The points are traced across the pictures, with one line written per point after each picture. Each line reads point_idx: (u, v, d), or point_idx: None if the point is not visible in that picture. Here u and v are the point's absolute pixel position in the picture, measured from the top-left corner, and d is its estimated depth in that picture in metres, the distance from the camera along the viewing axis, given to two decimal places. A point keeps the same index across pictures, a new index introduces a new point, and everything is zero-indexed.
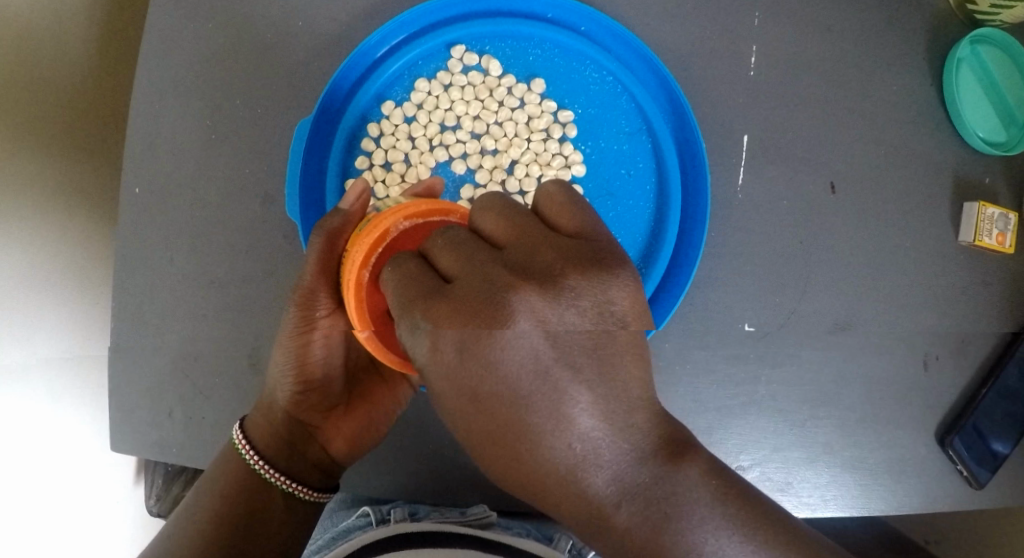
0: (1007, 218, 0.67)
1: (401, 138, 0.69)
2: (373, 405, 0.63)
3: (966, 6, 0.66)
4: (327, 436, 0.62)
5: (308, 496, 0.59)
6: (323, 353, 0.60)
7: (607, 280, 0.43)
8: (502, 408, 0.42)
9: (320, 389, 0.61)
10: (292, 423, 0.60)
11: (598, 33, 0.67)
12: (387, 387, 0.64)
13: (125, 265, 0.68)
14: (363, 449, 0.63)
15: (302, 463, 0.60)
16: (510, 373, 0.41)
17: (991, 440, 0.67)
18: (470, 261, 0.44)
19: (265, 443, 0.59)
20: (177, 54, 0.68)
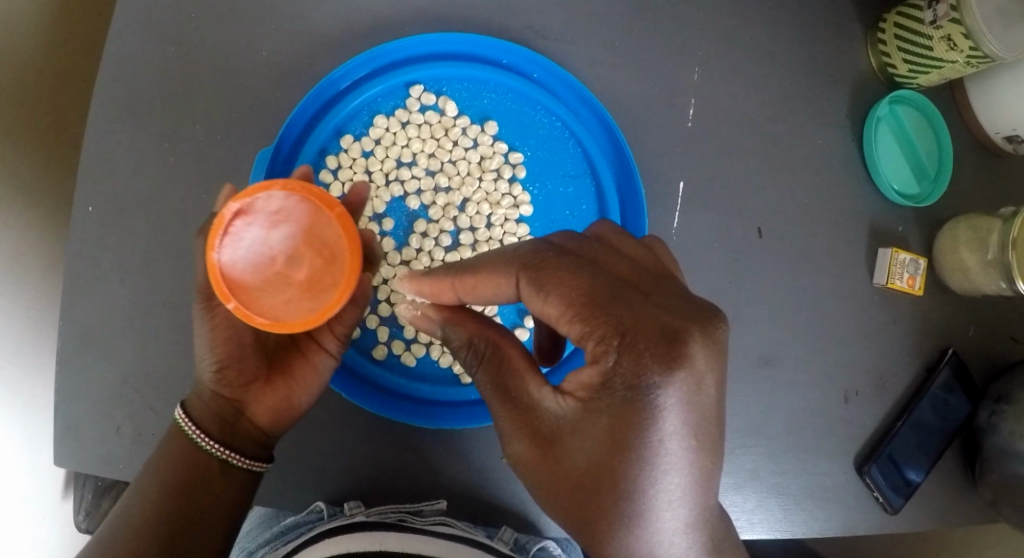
0: (917, 263, 0.73)
1: (358, 171, 0.69)
2: (293, 378, 0.62)
3: (887, 69, 0.73)
4: (252, 408, 0.61)
5: (240, 463, 0.59)
6: (234, 327, 0.59)
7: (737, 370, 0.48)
8: (652, 448, 0.42)
9: (235, 361, 0.59)
10: (221, 397, 0.60)
11: (551, 82, 0.69)
12: (305, 359, 0.63)
13: (70, 285, 0.68)
14: (288, 419, 0.62)
15: (233, 434, 0.60)
16: (686, 416, 0.42)
17: (904, 468, 0.72)
18: (665, 295, 0.45)
19: (204, 417, 0.59)
20: (134, 75, 0.68)
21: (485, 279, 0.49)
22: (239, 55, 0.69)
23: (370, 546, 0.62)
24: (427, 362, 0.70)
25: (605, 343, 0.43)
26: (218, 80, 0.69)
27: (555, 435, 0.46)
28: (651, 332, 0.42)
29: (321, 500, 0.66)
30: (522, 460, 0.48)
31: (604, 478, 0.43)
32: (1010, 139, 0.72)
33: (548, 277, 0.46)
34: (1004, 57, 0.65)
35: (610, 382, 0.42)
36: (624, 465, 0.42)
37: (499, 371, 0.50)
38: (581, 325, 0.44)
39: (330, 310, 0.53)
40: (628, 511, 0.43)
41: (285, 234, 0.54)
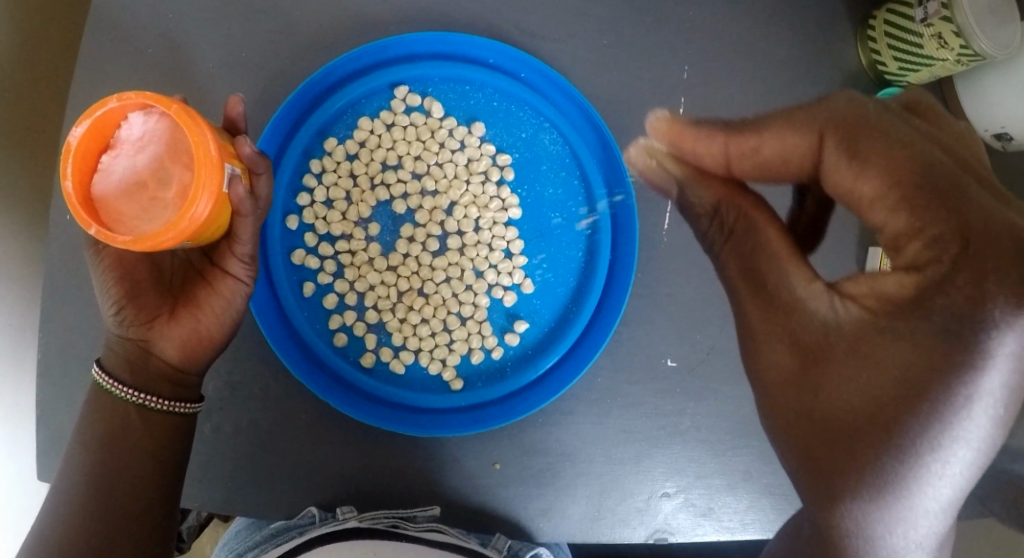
0: None
1: (343, 175, 0.68)
2: (199, 309, 0.59)
3: (876, 67, 0.73)
4: (159, 346, 0.59)
5: (158, 405, 0.58)
6: (122, 265, 0.58)
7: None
8: (1008, 248, 0.37)
9: (131, 299, 0.58)
10: (127, 340, 0.58)
11: (539, 82, 0.68)
12: (212, 288, 0.60)
13: (50, 294, 0.66)
14: (201, 353, 0.60)
15: (147, 376, 0.58)
16: (1016, 285, 0.36)
17: None
18: (901, 159, 0.43)
19: (115, 365, 0.58)
20: (106, 76, 0.65)
21: (775, 138, 0.52)
22: (215, 53, 0.66)
23: (362, 555, 0.62)
24: (416, 368, 0.69)
25: (957, 241, 0.37)
26: (194, 79, 0.66)
27: (900, 322, 0.38)
28: (958, 198, 0.40)
29: (312, 505, 0.65)
30: (772, 282, 0.48)
31: (958, 384, 0.36)
32: (998, 137, 0.72)
33: (869, 146, 0.44)
34: (994, 56, 0.65)
35: (942, 282, 0.37)
36: (951, 354, 0.36)
37: (743, 206, 0.54)
38: (899, 198, 0.41)
39: (189, 211, 0.48)
40: (926, 427, 0.36)
41: (148, 152, 0.50)
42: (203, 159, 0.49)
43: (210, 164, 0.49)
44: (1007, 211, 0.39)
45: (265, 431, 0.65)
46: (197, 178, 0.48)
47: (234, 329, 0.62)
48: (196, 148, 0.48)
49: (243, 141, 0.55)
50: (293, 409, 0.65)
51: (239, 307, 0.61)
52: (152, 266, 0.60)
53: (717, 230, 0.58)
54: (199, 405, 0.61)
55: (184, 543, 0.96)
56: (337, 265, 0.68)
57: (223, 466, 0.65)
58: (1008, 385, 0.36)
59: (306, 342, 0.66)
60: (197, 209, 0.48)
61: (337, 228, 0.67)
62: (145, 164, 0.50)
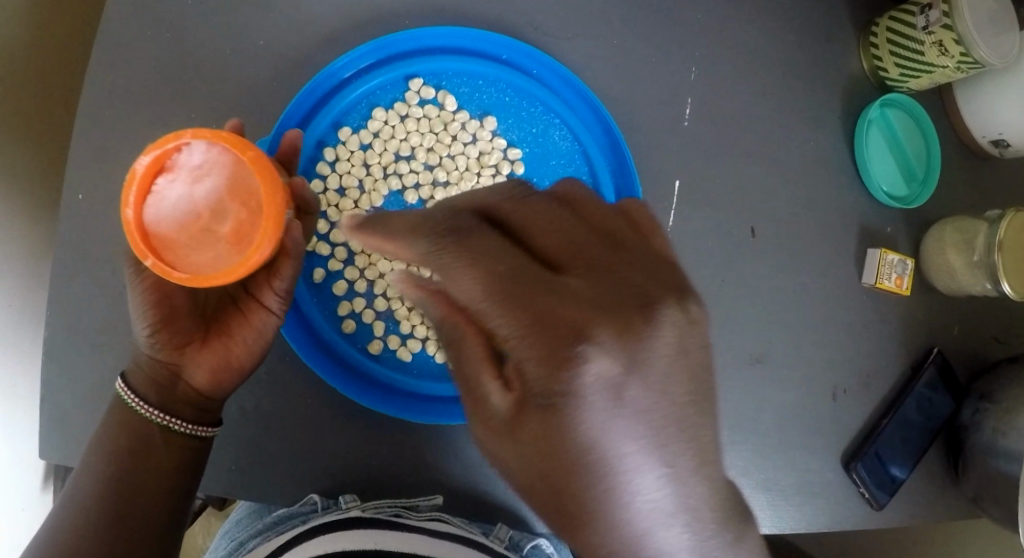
0: (905, 263, 0.74)
1: (356, 164, 0.69)
2: (232, 338, 0.61)
3: (878, 72, 0.75)
4: (189, 371, 0.60)
5: (180, 428, 0.59)
6: (160, 294, 0.58)
7: (640, 367, 0.32)
8: (570, 324, 0.31)
9: (166, 326, 0.58)
10: (156, 362, 0.59)
11: (552, 79, 0.69)
12: (246, 318, 0.61)
13: (58, 275, 0.65)
14: (228, 383, 0.61)
15: (174, 399, 0.60)
16: (552, 356, 0.31)
17: (890, 465, 0.73)
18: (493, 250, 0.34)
19: (141, 384, 0.59)
20: (128, 60, 0.66)
21: (389, 243, 0.36)
22: (237, 40, 0.67)
23: (363, 545, 0.64)
24: (422, 357, 0.69)
25: (535, 335, 0.31)
26: (212, 67, 0.67)
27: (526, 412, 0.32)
28: (568, 328, 0.31)
29: (314, 493, 0.65)
30: (458, 375, 0.35)
31: (580, 448, 0.31)
32: (995, 143, 0.74)
33: (471, 248, 0.34)
34: (994, 63, 0.67)
35: (523, 371, 0.32)
36: (536, 422, 0.32)
37: (457, 318, 0.34)
38: (488, 282, 0.33)
39: (252, 259, 0.50)
40: (603, 521, 0.32)
41: (206, 186, 0.52)
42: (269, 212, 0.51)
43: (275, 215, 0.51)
44: (571, 292, 0.32)
45: (272, 415, 0.66)
46: (264, 228, 0.51)
47: (263, 359, 0.63)
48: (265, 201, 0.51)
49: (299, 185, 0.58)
50: (300, 395, 0.66)
51: (269, 339, 0.62)
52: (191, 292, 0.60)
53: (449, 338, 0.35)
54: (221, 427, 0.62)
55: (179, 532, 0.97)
56: (347, 253, 0.69)
57: (227, 449, 0.65)
58: (675, 461, 0.32)
59: (315, 328, 0.67)
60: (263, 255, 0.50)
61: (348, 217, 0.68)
62: (206, 198, 0.52)
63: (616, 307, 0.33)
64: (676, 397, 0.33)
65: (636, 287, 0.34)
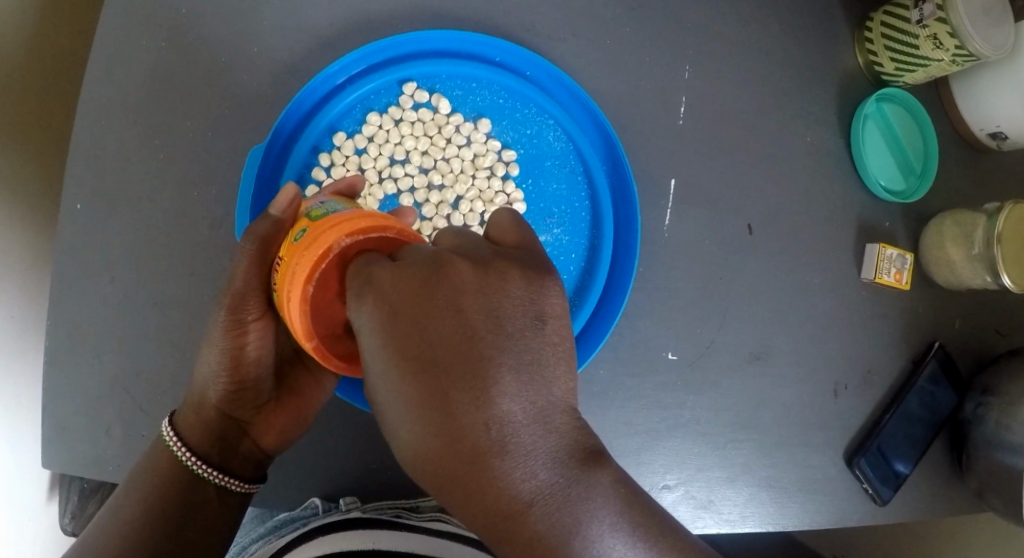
0: (904, 258, 0.74)
1: (351, 169, 0.69)
2: (304, 400, 0.62)
3: (873, 67, 0.75)
4: (259, 432, 0.60)
5: (240, 488, 0.58)
6: (255, 353, 0.57)
7: (462, 315, 0.41)
8: (451, 338, 0.40)
9: (252, 386, 0.58)
10: (225, 420, 0.58)
11: (545, 80, 0.69)
12: (316, 378, 0.62)
13: (59, 284, 0.66)
14: (291, 441, 0.62)
15: (235, 458, 0.59)
16: (449, 316, 0.40)
17: (893, 461, 0.73)
18: (416, 249, 0.44)
19: (201, 440, 0.57)
20: (126, 69, 0.66)
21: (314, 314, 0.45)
22: (232, 48, 0.67)
23: (363, 544, 0.64)
24: None
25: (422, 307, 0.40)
26: (207, 75, 0.67)
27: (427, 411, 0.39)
28: (447, 295, 0.41)
29: (316, 496, 0.66)
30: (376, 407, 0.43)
31: (477, 396, 0.39)
32: (993, 136, 0.74)
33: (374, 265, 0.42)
34: (989, 56, 0.67)
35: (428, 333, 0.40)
36: (440, 409, 0.39)
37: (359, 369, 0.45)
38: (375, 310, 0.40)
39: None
40: (494, 452, 0.38)
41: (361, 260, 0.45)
42: None
43: None
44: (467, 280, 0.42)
45: None
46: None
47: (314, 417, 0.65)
48: None
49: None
50: None
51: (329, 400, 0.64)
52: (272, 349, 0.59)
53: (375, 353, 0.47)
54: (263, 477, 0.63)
55: None
56: None
57: None
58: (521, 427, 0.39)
59: None
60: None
61: None
62: (336, 274, 0.45)
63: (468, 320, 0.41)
64: (484, 377, 0.39)
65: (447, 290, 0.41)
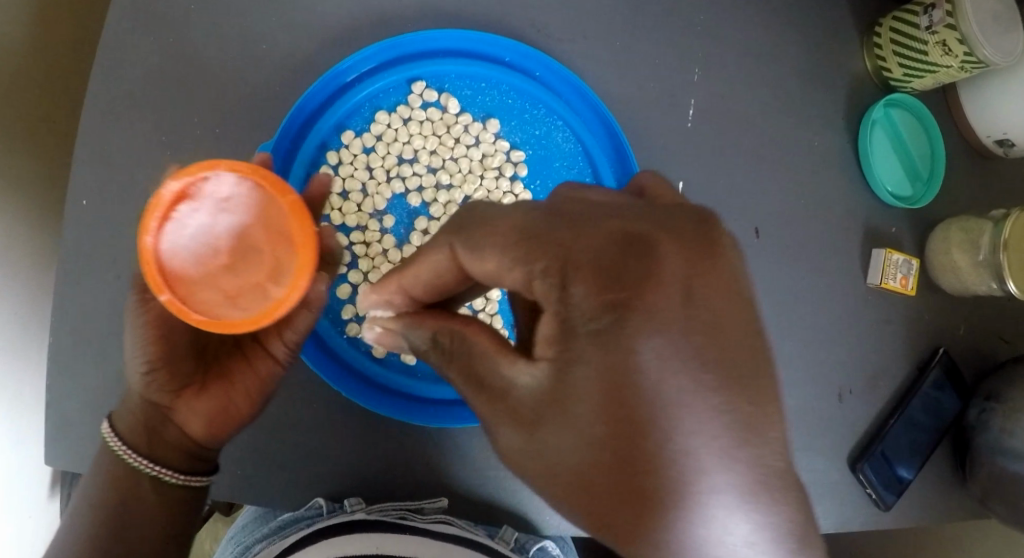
0: (910, 263, 0.74)
1: (359, 167, 0.69)
2: (234, 385, 0.61)
3: (881, 73, 0.75)
4: (185, 419, 0.59)
5: (173, 478, 0.58)
6: (172, 337, 0.58)
7: (648, 263, 0.35)
8: (610, 281, 0.35)
9: (167, 368, 0.58)
10: (151, 408, 0.58)
11: (554, 82, 0.69)
12: (250, 366, 0.61)
13: (63, 280, 0.65)
14: (224, 432, 0.60)
15: (165, 446, 0.59)
16: (684, 266, 0.35)
17: (897, 466, 0.73)
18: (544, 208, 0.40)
19: (132, 430, 0.58)
20: (134, 64, 0.66)
21: (422, 262, 0.44)
22: (241, 45, 0.67)
23: (367, 546, 0.66)
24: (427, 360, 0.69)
25: (558, 272, 0.36)
26: (216, 72, 0.67)
27: (615, 385, 0.34)
28: (611, 245, 0.36)
29: (320, 497, 0.66)
30: (480, 370, 0.41)
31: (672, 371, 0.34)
32: (1000, 142, 0.74)
33: (478, 233, 0.40)
34: (998, 63, 0.67)
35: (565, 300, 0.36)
36: (626, 397, 0.34)
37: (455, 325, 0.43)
38: (521, 262, 0.38)
39: (277, 307, 0.50)
40: (688, 438, 0.33)
41: (228, 219, 0.51)
42: (304, 246, 0.52)
43: (308, 248, 0.52)
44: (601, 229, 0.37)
45: (278, 420, 0.66)
46: (295, 277, 0.51)
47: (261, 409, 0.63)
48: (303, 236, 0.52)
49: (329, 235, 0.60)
50: (306, 399, 0.66)
51: (270, 389, 0.62)
52: (196, 336, 0.60)
53: (439, 348, 0.44)
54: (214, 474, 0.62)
55: None
56: (350, 256, 0.69)
57: (233, 454, 0.65)
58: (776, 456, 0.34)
59: (320, 334, 0.67)
60: (277, 297, 0.51)
61: (351, 220, 0.68)
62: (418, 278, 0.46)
63: (728, 297, 0.35)
64: (711, 366, 0.34)
65: (604, 244, 0.36)
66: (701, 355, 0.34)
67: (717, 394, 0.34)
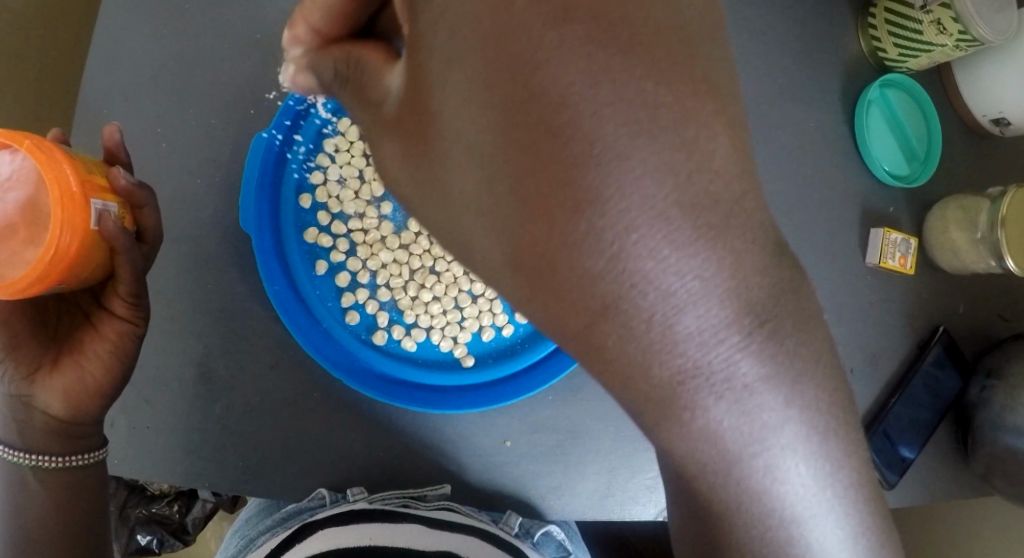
0: (909, 242, 0.75)
1: (356, 155, 0.69)
2: (84, 355, 0.54)
3: (877, 54, 0.75)
4: (42, 400, 0.54)
5: (54, 464, 0.54)
6: (1, 321, 0.52)
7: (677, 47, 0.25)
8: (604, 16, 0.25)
9: (9, 352, 0.53)
10: (10, 399, 0.54)
11: None
12: (94, 330, 0.55)
13: None
14: (88, 404, 0.55)
15: (35, 434, 0.54)
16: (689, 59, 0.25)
17: (899, 446, 0.73)
18: None
19: (4, 427, 0.55)
20: (127, 55, 0.66)
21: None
22: (235, 34, 0.67)
23: (360, 539, 0.64)
24: (427, 346, 0.69)
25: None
26: (210, 61, 0.66)
27: (495, 94, 0.26)
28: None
29: (323, 487, 0.65)
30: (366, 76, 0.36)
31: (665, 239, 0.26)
32: (996, 121, 0.74)
33: None
34: (992, 40, 0.67)
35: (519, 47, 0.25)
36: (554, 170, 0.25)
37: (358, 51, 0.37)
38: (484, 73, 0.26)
39: (50, 250, 0.43)
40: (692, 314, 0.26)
41: (14, 194, 0.44)
42: (64, 202, 0.44)
43: (70, 204, 0.44)
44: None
45: (280, 410, 0.66)
46: (54, 217, 0.43)
47: (127, 375, 0.57)
48: (54, 187, 0.44)
49: (120, 175, 0.51)
50: (309, 388, 0.66)
51: (129, 352, 0.56)
52: (35, 314, 0.54)
53: (341, 76, 0.39)
54: (104, 450, 0.58)
55: (192, 535, 0.97)
56: (349, 244, 0.69)
57: (236, 445, 0.65)
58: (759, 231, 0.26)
59: (320, 321, 0.66)
60: (61, 242, 0.44)
61: (350, 206, 0.68)
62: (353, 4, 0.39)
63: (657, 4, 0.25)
64: (614, 51, 0.24)
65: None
66: (644, 100, 0.24)
67: (677, 173, 0.24)
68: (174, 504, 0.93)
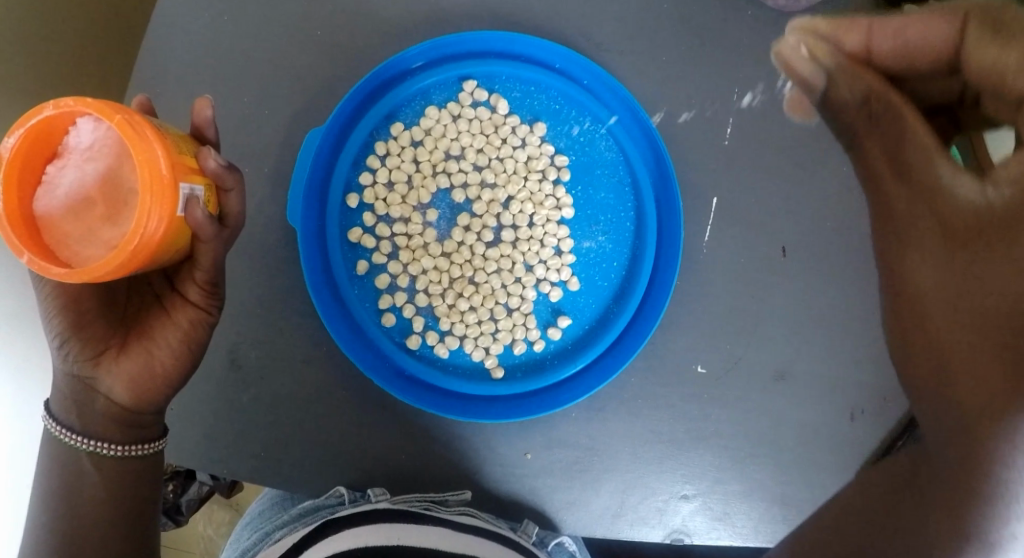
0: None
1: (406, 160, 0.70)
2: (155, 342, 0.55)
3: None
4: (106, 384, 0.54)
5: (114, 452, 0.55)
6: (71, 300, 0.53)
7: None
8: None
9: (77, 332, 0.53)
10: (71, 381, 0.54)
11: (601, 90, 0.70)
12: (167, 318, 0.56)
13: None
14: (151, 392, 0.55)
15: (96, 418, 0.55)
16: None
17: None
18: None
19: (61, 408, 0.55)
20: (189, 43, 0.66)
21: (924, 16, 0.46)
22: (292, 32, 0.67)
23: (388, 538, 0.62)
24: (459, 354, 0.70)
25: None
26: (267, 56, 0.67)
27: None
28: None
29: (342, 484, 0.65)
30: (912, 165, 0.43)
31: None
32: None
33: None
34: None
35: None
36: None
37: (893, 97, 0.45)
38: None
39: (134, 240, 0.44)
40: None
41: (95, 167, 0.47)
42: (151, 183, 0.45)
43: (157, 186, 0.45)
44: None
45: (305, 404, 0.66)
46: (142, 203, 0.44)
47: (191, 363, 0.58)
48: (143, 169, 0.44)
49: (208, 157, 0.52)
50: (334, 385, 0.67)
51: (198, 341, 0.58)
52: (106, 295, 0.55)
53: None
54: (161, 441, 0.59)
55: (185, 516, 0.97)
56: (391, 247, 0.69)
57: (261, 435, 0.66)
58: None
59: (357, 320, 0.68)
60: (147, 230, 0.44)
61: (395, 210, 0.69)
62: None
63: None
64: None
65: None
66: None
67: None
68: (170, 483, 0.93)
